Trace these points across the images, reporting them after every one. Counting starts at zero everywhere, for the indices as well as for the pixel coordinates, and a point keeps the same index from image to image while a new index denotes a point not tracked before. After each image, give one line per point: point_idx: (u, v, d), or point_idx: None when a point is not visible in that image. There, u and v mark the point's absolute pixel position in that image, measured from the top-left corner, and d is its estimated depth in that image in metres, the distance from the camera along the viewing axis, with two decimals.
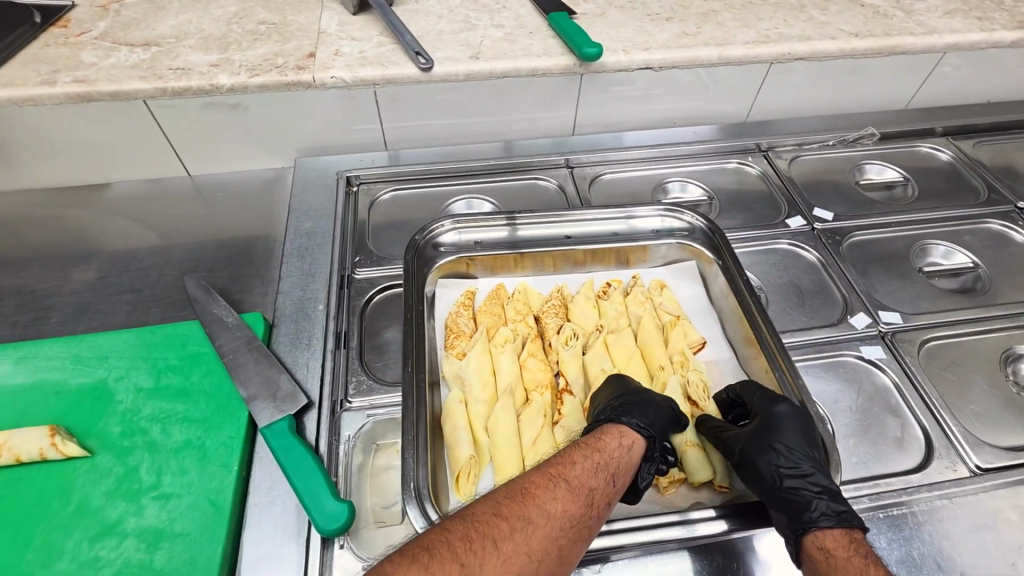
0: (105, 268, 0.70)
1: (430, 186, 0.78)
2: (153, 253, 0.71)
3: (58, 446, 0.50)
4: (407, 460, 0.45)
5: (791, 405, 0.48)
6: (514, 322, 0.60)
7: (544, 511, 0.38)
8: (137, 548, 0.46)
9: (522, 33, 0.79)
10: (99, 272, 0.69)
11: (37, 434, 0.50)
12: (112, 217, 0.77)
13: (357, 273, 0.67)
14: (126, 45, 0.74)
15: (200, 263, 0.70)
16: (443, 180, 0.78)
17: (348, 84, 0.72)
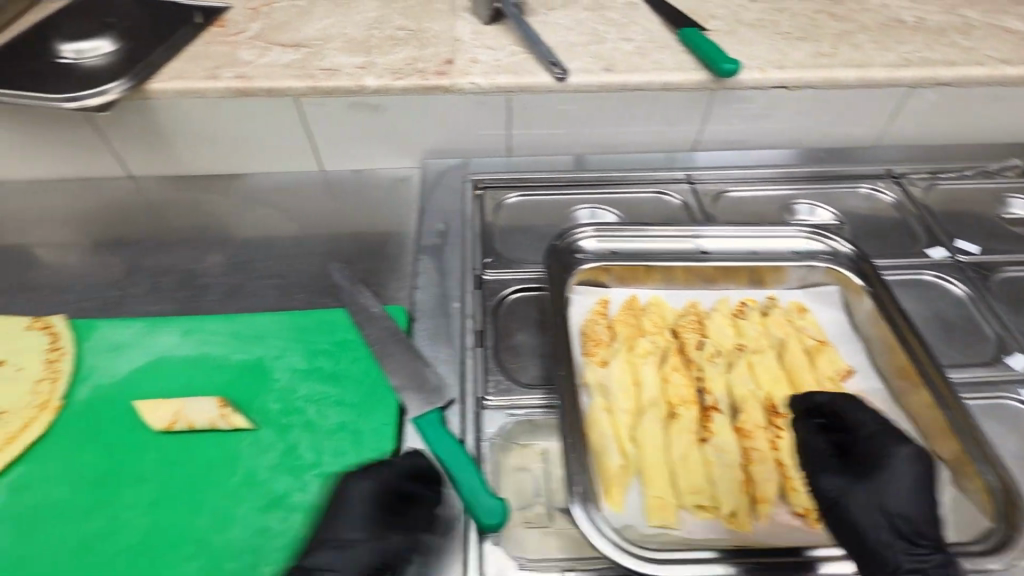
0: (249, 253, 0.74)
1: (554, 196, 0.79)
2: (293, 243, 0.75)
3: (226, 416, 0.53)
4: (571, 464, 0.46)
5: (916, 448, 0.41)
6: (652, 334, 0.59)
7: None
8: (305, 522, 0.48)
9: (653, 47, 0.79)
10: (244, 257, 0.73)
11: (208, 406, 0.54)
12: (251, 206, 0.82)
13: (488, 274, 0.68)
14: (278, 45, 0.78)
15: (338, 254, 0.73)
16: (567, 188, 0.79)
17: (484, 90, 0.74)
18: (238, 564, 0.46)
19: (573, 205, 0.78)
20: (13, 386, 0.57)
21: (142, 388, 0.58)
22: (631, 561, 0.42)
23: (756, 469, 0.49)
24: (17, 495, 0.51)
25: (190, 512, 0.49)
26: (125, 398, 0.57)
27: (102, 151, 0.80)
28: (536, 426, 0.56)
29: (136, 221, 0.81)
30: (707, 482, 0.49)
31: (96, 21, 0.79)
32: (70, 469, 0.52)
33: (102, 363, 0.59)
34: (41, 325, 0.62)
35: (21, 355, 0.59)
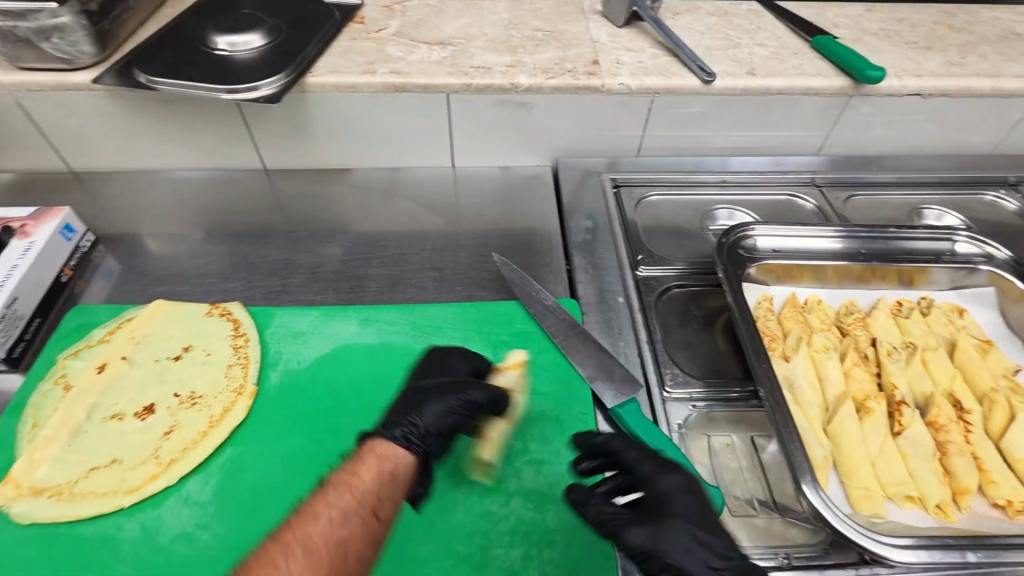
0: (399, 246, 0.75)
1: (691, 198, 0.81)
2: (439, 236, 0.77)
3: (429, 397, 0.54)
4: (792, 450, 0.48)
5: None
6: (823, 331, 0.62)
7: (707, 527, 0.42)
8: (526, 506, 0.49)
9: (787, 53, 0.82)
10: (394, 248, 0.75)
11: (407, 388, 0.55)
12: (387, 198, 0.83)
13: (642, 271, 0.70)
14: (424, 43, 0.80)
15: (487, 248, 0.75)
16: (702, 189, 0.81)
17: (632, 91, 0.76)
18: (469, 547, 0.47)
19: (712, 205, 0.80)
20: (207, 373, 0.58)
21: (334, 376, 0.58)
22: (864, 541, 0.45)
23: (954, 462, 0.52)
24: (233, 478, 0.51)
25: (408, 496, 0.50)
26: (318, 385, 0.58)
27: (244, 141, 0.81)
28: (713, 420, 0.59)
29: (274, 211, 0.81)
30: (906, 473, 0.51)
31: (243, 15, 0.80)
32: (281, 453, 0.53)
33: (288, 350, 0.60)
34: (221, 312, 0.62)
35: (209, 342, 0.60)
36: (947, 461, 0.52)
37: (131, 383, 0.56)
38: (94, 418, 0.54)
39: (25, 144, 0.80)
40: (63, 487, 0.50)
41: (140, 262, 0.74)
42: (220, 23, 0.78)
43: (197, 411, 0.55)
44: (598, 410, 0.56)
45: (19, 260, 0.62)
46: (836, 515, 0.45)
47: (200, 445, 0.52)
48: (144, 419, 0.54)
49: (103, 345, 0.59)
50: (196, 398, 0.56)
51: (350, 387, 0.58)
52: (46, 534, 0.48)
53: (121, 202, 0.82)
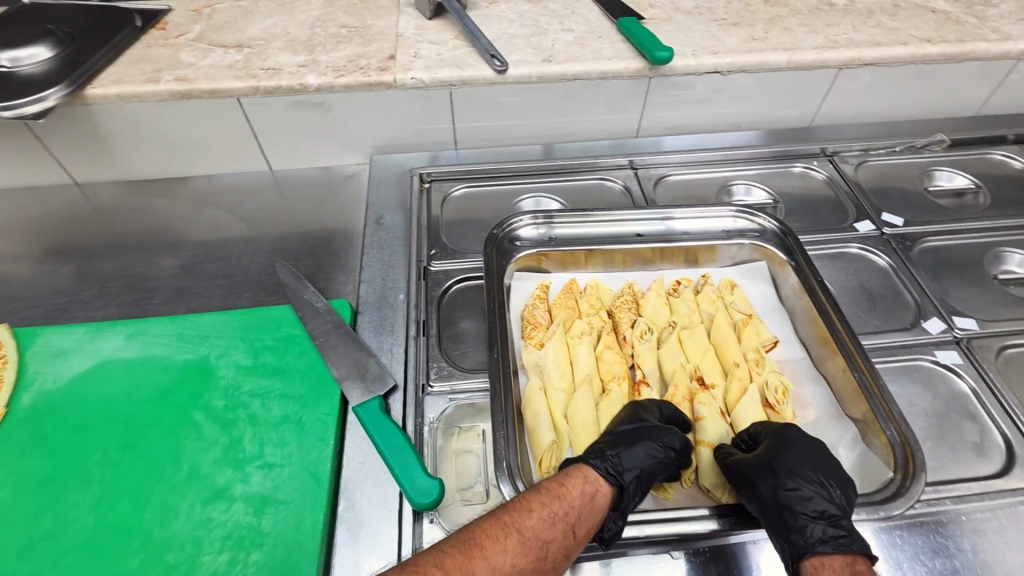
0: (199, 255, 0.75)
1: (500, 185, 0.81)
2: (243, 243, 0.76)
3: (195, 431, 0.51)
4: (499, 441, 0.48)
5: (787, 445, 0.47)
6: (588, 315, 0.62)
7: (488, 565, 0.37)
8: (246, 512, 0.49)
9: (591, 37, 0.81)
10: (195, 259, 0.75)
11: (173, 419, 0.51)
12: (202, 207, 0.83)
13: (433, 266, 0.70)
14: (221, 47, 0.79)
15: (288, 252, 0.75)
16: (513, 176, 0.81)
17: (426, 85, 0.76)
18: (179, 556, 0.47)
19: (517, 197, 0.80)
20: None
21: (87, 392, 0.58)
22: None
23: None
24: None
25: (132, 508, 0.50)
26: (69, 402, 0.57)
27: (45, 158, 0.79)
28: (479, 409, 0.58)
29: (82, 227, 0.81)
30: None
31: (34, 28, 0.78)
32: (14, 474, 0.52)
33: (45, 369, 0.59)
34: None
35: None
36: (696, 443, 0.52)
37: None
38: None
39: None
40: None
41: None
42: (8, 37, 0.77)
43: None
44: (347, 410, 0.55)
45: None
46: None
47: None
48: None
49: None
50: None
51: (100, 402, 0.57)
52: None
53: None
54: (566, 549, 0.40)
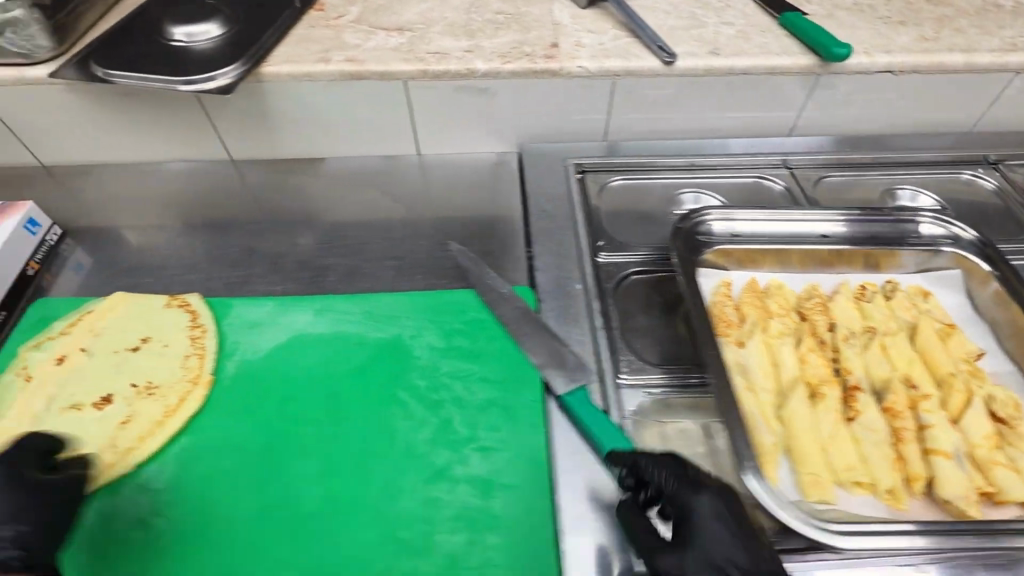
0: (363, 236, 0.76)
1: (649, 180, 0.79)
2: (404, 225, 0.77)
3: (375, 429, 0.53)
4: (734, 437, 0.48)
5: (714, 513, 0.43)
6: (780, 316, 0.61)
7: None
8: (471, 494, 0.49)
9: (754, 31, 0.79)
10: (360, 239, 0.75)
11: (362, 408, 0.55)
12: (355, 189, 0.83)
13: (601, 257, 0.70)
14: (382, 30, 0.79)
15: (451, 237, 0.75)
16: (669, 172, 0.80)
17: (591, 74, 0.75)
18: (413, 534, 0.48)
19: (677, 189, 0.79)
20: (164, 362, 0.59)
21: (288, 366, 0.59)
22: (808, 529, 0.44)
23: (906, 446, 0.51)
24: (188, 466, 0.53)
25: (356, 483, 0.51)
26: (271, 374, 0.59)
27: (207, 133, 0.81)
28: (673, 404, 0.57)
29: (241, 203, 0.82)
30: (859, 459, 0.50)
31: (201, 6, 0.79)
32: (235, 442, 0.54)
33: (244, 341, 0.61)
34: (179, 303, 0.63)
35: (166, 333, 0.61)
36: (925, 452, 0.50)
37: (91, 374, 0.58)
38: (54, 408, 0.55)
39: None
40: None
41: (111, 255, 0.76)
42: (179, 14, 0.78)
43: (154, 399, 0.56)
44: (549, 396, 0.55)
45: None
46: (781, 504, 0.45)
47: (157, 432, 0.54)
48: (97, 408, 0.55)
49: (62, 338, 0.60)
50: (153, 388, 0.57)
51: (302, 376, 0.58)
52: None
53: (91, 196, 0.83)
54: None
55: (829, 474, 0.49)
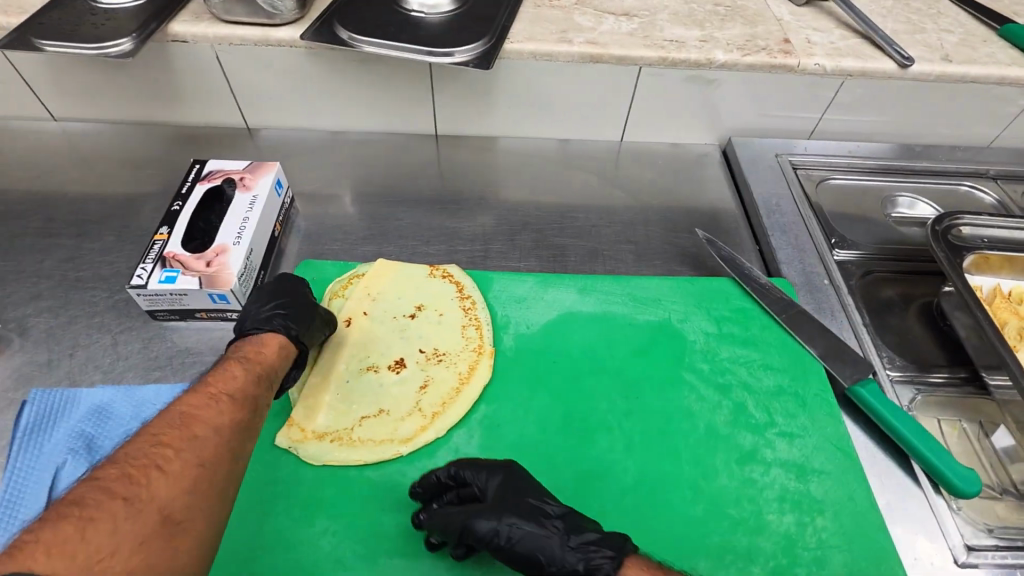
0: (587, 218, 0.77)
1: (873, 182, 0.82)
2: (626, 210, 0.78)
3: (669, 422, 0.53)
4: None
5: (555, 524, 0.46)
6: None
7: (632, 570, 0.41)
8: (789, 476, 0.51)
9: (976, 40, 0.80)
10: (585, 220, 0.77)
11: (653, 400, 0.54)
12: (565, 170, 0.84)
13: (838, 254, 0.71)
14: (611, 14, 0.79)
15: (676, 225, 0.76)
16: (882, 177, 0.82)
17: (825, 72, 0.75)
18: (741, 511, 0.49)
19: (894, 192, 0.81)
20: (444, 332, 0.60)
21: (565, 341, 0.60)
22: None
23: None
24: (495, 433, 0.53)
25: (667, 459, 0.52)
26: (549, 349, 0.60)
27: (425, 106, 0.81)
28: (944, 402, 0.60)
29: (453, 177, 0.83)
30: None
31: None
32: (534, 411, 0.55)
33: (513, 314, 0.62)
34: (442, 273, 0.65)
35: (438, 304, 0.62)
36: None
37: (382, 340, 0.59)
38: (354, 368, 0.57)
39: (211, 100, 0.81)
40: (342, 433, 0.52)
41: (337, 223, 0.77)
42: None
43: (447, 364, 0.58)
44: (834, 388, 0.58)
45: (249, 213, 0.64)
46: None
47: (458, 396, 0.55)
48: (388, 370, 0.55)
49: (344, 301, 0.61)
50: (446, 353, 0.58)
51: (582, 352, 0.59)
52: (339, 476, 0.50)
53: (301, 162, 0.84)
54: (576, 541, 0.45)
55: None
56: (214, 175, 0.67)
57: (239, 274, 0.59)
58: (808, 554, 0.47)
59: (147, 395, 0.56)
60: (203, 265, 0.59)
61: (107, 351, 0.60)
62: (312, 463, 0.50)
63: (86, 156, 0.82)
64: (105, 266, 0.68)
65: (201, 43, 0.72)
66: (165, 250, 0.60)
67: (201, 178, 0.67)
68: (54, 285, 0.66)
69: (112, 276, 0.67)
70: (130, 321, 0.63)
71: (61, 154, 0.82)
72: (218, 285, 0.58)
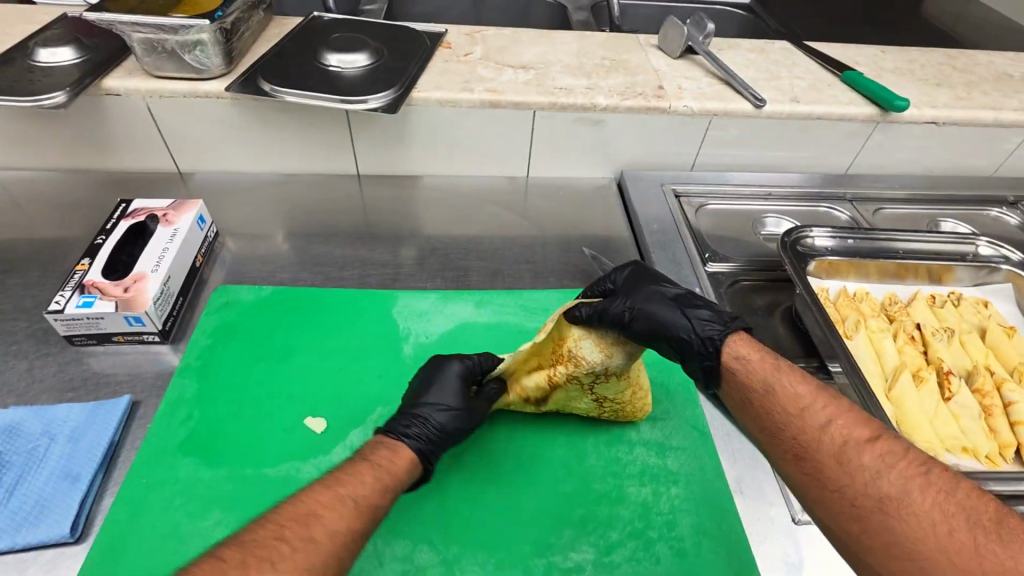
0: (497, 242, 0.86)
1: (745, 207, 0.94)
2: (531, 236, 0.87)
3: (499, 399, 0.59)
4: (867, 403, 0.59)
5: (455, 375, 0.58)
6: (874, 317, 0.72)
7: (825, 435, 0.43)
8: (649, 454, 0.58)
9: (822, 85, 0.93)
10: (495, 245, 0.85)
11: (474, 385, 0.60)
12: (480, 202, 0.93)
13: (711, 266, 0.81)
14: (510, 67, 0.90)
15: (574, 247, 0.86)
16: (757, 202, 0.95)
17: (694, 113, 0.87)
18: (606, 485, 0.56)
19: (763, 214, 0.94)
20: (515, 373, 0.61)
21: (460, 347, 0.67)
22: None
23: (995, 421, 0.62)
24: None
25: (546, 445, 0.59)
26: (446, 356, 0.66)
27: (348, 149, 0.90)
28: None
29: (377, 210, 0.91)
30: (959, 430, 0.61)
31: (345, 38, 0.86)
32: None
33: (414, 326, 0.68)
34: (353, 294, 0.71)
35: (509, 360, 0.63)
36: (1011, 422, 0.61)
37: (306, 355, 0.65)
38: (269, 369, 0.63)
39: (144, 147, 0.87)
40: (248, 438, 0.57)
41: (263, 254, 0.83)
42: (327, 43, 0.85)
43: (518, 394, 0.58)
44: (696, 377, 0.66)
45: (169, 244, 0.69)
46: None
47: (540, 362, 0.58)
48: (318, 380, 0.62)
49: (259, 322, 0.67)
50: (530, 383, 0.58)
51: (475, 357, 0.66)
52: (238, 475, 0.54)
53: (232, 201, 0.90)
54: (819, 435, 0.43)
55: (938, 443, 0.59)
56: (138, 212, 0.73)
57: (156, 299, 0.64)
58: (660, 519, 0.54)
59: (57, 414, 0.58)
60: (120, 291, 0.63)
61: (22, 375, 0.63)
62: (213, 465, 0.55)
63: (19, 200, 0.87)
64: (28, 298, 0.72)
65: (133, 96, 0.79)
66: (85, 279, 0.64)
67: (127, 215, 0.73)
68: None
69: (34, 308, 0.71)
70: (47, 347, 0.66)
71: None
72: (134, 308, 0.62)
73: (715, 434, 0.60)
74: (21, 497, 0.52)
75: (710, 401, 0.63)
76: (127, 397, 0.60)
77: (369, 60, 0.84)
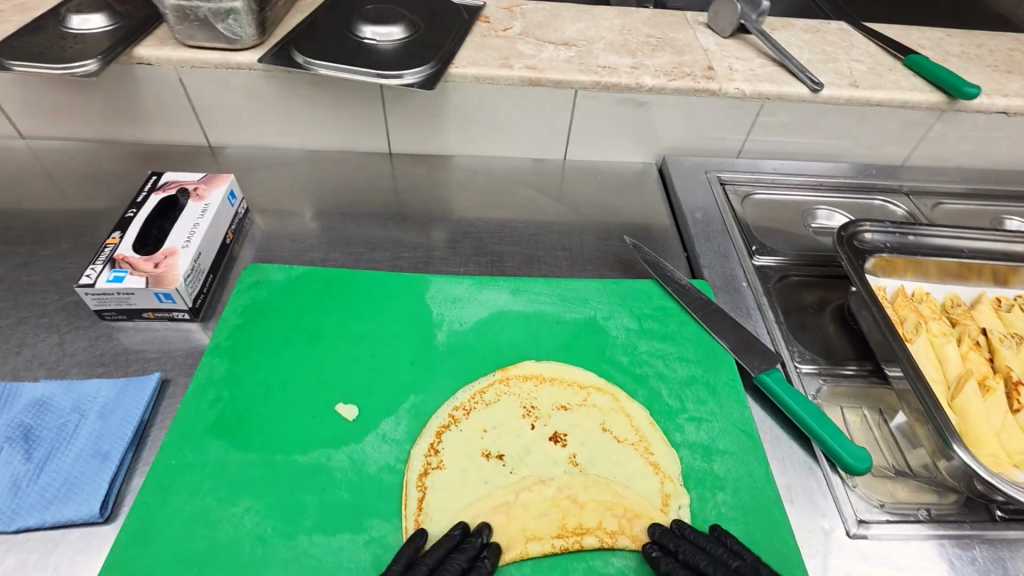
0: (531, 228, 0.83)
1: (793, 197, 0.89)
2: (567, 221, 0.84)
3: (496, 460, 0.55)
4: (932, 409, 0.55)
5: None
6: (934, 320, 0.68)
7: None
8: (694, 457, 0.56)
9: (884, 69, 0.87)
10: (530, 231, 0.82)
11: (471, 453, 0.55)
12: (514, 184, 0.90)
13: (758, 259, 0.77)
14: (551, 43, 0.85)
15: (612, 235, 0.82)
16: (806, 193, 0.90)
17: (745, 96, 0.82)
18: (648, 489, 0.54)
19: (813, 206, 0.89)
20: (513, 435, 0.57)
21: (495, 336, 0.64)
22: (1005, 487, 0.50)
23: None
24: (424, 421, 0.57)
25: (585, 443, 0.57)
26: (483, 345, 0.63)
27: (380, 126, 0.87)
28: (852, 393, 0.65)
29: (407, 190, 0.88)
30: None
31: (381, 8, 0.82)
32: (461, 402, 0.58)
33: (448, 312, 0.66)
34: (386, 276, 0.69)
35: (507, 411, 0.58)
36: None
37: (336, 339, 0.63)
38: (296, 353, 0.61)
39: (174, 120, 0.85)
40: (279, 423, 0.55)
41: (294, 232, 0.81)
42: (361, 14, 0.81)
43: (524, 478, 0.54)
44: (743, 376, 0.63)
45: (200, 219, 0.68)
46: (977, 465, 0.51)
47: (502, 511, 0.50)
48: (349, 368, 0.60)
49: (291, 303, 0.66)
50: (533, 468, 0.55)
51: (511, 347, 0.63)
52: (268, 460, 0.53)
53: (262, 176, 0.88)
54: None
55: (1005, 457, 0.55)
56: (169, 186, 0.72)
57: (186, 275, 0.62)
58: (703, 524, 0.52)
59: (88, 390, 0.57)
60: (151, 267, 0.62)
61: (52, 348, 0.62)
62: (242, 449, 0.53)
63: (50, 170, 0.86)
64: (58, 270, 0.71)
65: (164, 66, 0.77)
66: (116, 253, 0.62)
67: (157, 189, 0.71)
68: (6, 288, 0.68)
69: (64, 280, 0.70)
70: (78, 320, 0.65)
71: (25, 168, 0.86)
72: (165, 284, 0.61)
73: (764, 438, 0.58)
74: (52, 473, 0.51)
75: (758, 403, 0.61)
76: (156, 375, 0.59)
77: (404, 33, 0.80)
